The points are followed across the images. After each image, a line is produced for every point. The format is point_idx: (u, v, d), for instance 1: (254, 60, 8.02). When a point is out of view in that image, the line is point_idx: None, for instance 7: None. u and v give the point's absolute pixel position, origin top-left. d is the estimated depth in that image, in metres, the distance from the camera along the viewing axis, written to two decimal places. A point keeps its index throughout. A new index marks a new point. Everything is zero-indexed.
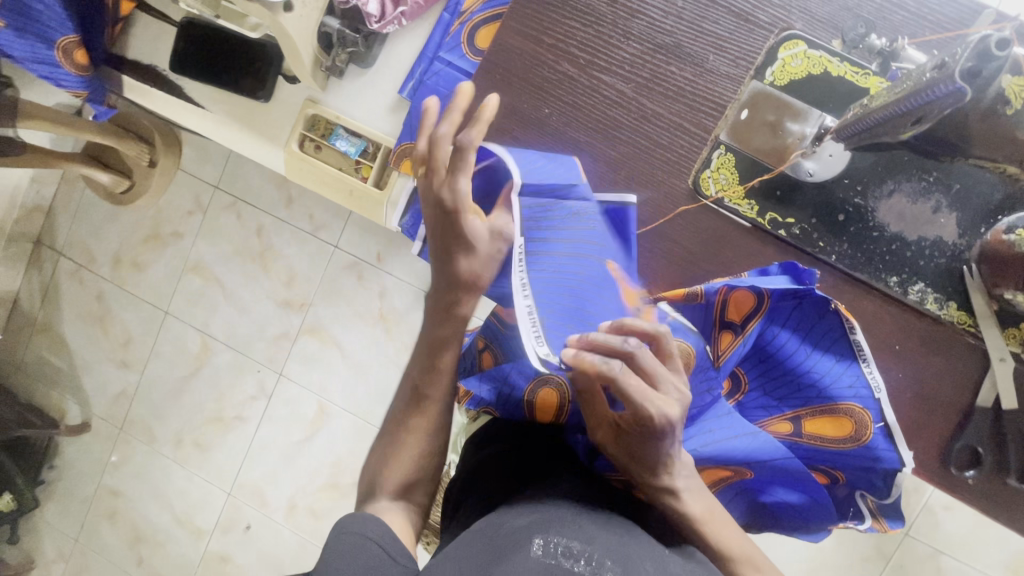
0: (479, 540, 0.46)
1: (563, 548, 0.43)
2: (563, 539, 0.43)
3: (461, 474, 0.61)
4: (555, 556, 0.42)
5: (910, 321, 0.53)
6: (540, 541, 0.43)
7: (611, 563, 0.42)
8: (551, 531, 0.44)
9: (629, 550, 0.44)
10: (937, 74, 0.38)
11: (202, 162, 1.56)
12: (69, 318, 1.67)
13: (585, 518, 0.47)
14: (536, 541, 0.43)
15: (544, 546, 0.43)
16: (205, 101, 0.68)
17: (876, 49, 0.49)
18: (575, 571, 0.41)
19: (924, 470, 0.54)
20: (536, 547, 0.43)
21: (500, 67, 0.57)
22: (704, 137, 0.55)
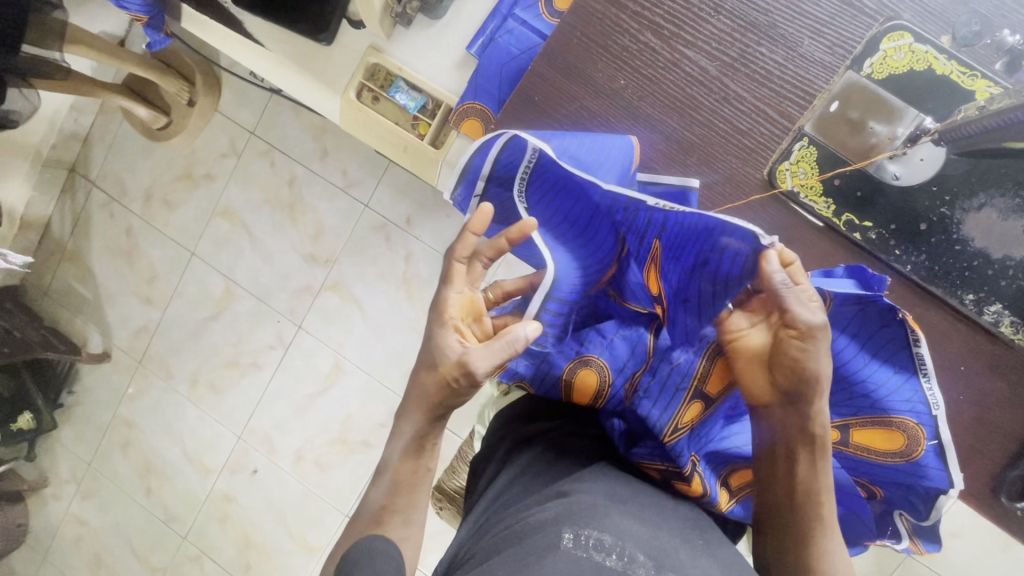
0: (508, 539, 0.44)
1: (594, 541, 0.41)
2: (593, 531, 0.42)
3: (493, 454, 0.61)
4: (585, 549, 0.41)
5: (979, 343, 0.51)
6: (569, 534, 0.42)
7: (643, 557, 0.41)
8: (581, 523, 0.42)
9: (660, 543, 0.43)
10: None
11: (239, 106, 1.54)
12: (97, 248, 1.69)
13: (614, 504, 0.45)
14: (565, 535, 0.42)
15: (576, 538, 0.41)
16: (264, 39, 0.66)
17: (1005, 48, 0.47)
18: (607, 565, 0.40)
19: (973, 497, 0.52)
20: (565, 539, 0.41)
21: (578, 31, 0.54)
22: (786, 127, 0.52)
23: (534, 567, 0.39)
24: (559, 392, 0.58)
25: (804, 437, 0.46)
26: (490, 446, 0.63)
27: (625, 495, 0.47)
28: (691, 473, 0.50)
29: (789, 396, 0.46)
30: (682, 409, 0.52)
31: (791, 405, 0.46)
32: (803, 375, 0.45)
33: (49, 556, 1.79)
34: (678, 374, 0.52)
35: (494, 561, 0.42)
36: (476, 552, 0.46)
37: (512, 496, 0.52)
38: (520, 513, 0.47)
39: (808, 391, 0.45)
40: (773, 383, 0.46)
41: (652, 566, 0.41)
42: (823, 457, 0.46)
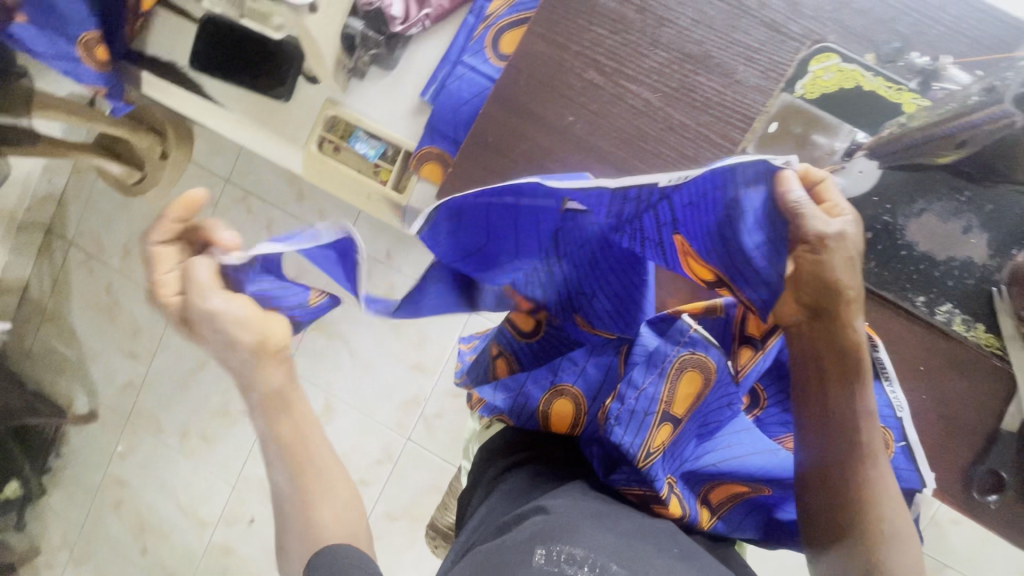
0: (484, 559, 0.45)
1: (566, 555, 0.42)
2: (565, 546, 0.43)
3: (479, 483, 0.61)
4: (557, 564, 0.41)
5: (936, 342, 0.52)
6: (542, 550, 0.42)
7: (617, 567, 0.42)
8: (554, 540, 0.43)
9: (634, 554, 0.44)
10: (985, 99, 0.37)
11: (213, 156, 1.56)
12: (78, 307, 1.68)
13: (590, 520, 0.46)
14: (538, 551, 0.42)
15: (549, 553, 0.42)
16: (224, 99, 0.68)
17: (917, 67, 0.50)
18: None
19: (947, 493, 0.53)
20: (537, 555, 0.42)
21: (525, 72, 0.56)
22: (730, 149, 0.54)
23: None
24: (536, 422, 0.60)
25: (830, 354, 0.45)
26: (475, 478, 0.63)
27: (601, 511, 0.48)
28: (667, 496, 0.51)
29: (816, 311, 0.44)
30: (654, 433, 0.52)
31: (818, 321, 0.44)
32: (827, 287, 0.43)
33: None
34: (645, 400, 0.53)
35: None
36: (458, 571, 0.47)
37: (492, 515, 0.52)
38: (500, 531, 0.48)
39: (830, 307, 0.43)
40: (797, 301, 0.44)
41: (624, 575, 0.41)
42: (857, 375, 0.45)
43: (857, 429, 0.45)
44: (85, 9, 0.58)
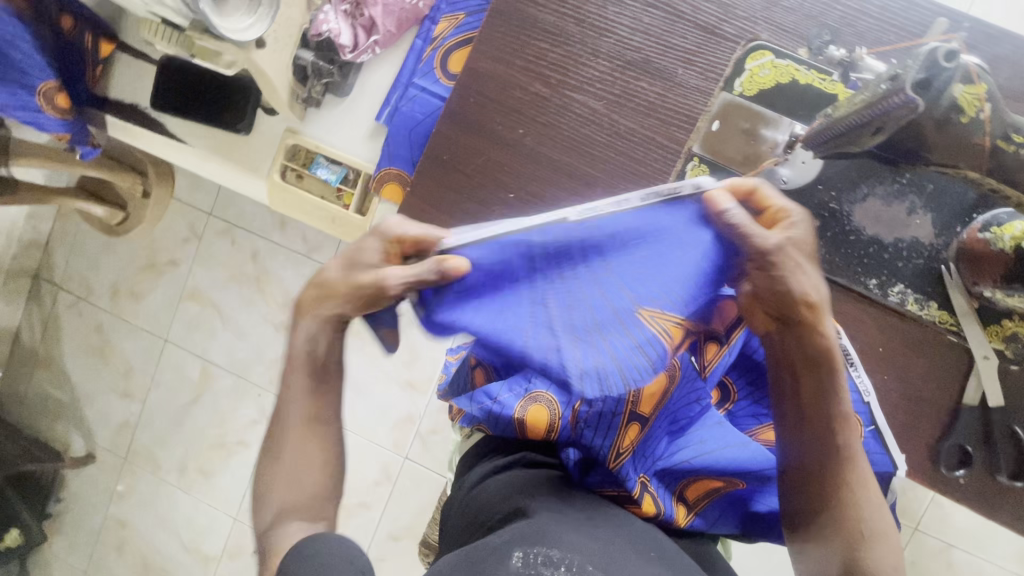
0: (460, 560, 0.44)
1: (543, 557, 0.42)
2: (543, 548, 0.42)
3: (458, 493, 0.61)
4: (534, 567, 0.41)
5: (893, 323, 0.53)
6: (519, 552, 0.42)
7: (592, 568, 0.42)
8: (531, 542, 0.43)
9: (610, 556, 0.43)
10: (891, 85, 0.38)
11: (195, 191, 1.58)
12: (70, 350, 1.68)
13: (568, 525, 0.46)
14: (516, 553, 0.42)
15: (527, 556, 0.42)
16: (186, 136, 0.69)
17: (837, 59, 0.50)
18: None
19: (917, 472, 0.54)
20: (515, 558, 0.41)
21: (473, 90, 0.58)
22: (677, 150, 0.56)
23: None
24: (513, 432, 0.59)
25: (806, 363, 0.44)
26: (456, 488, 0.64)
27: (579, 517, 0.48)
28: (639, 495, 0.51)
29: (784, 322, 0.43)
30: (621, 433, 0.53)
31: (788, 331, 0.44)
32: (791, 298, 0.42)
33: None
34: (611, 402, 0.53)
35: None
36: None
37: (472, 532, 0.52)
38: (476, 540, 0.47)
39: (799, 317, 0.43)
40: (764, 314, 0.44)
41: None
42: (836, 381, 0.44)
43: (835, 433, 0.45)
44: (40, 59, 0.60)
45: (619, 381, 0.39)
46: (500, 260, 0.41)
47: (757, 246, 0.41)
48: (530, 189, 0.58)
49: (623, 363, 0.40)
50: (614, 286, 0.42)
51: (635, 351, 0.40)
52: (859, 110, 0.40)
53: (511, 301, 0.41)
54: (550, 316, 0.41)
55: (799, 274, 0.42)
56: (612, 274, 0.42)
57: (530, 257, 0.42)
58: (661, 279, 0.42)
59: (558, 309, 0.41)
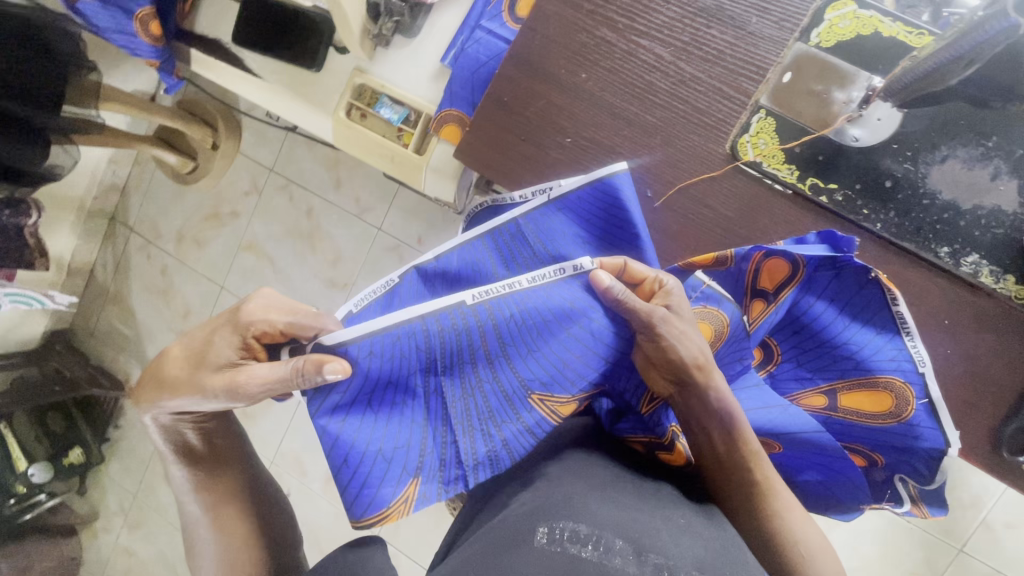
0: (487, 536, 0.42)
1: (569, 533, 0.39)
2: (569, 522, 0.39)
3: None
4: (560, 543, 0.38)
5: (963, 295, 0.51)
6: (544, 529, 0.39)
7: (623, 543, 0.38)
8: (556, 515, 0.40)
9: (644, 525, 0.40)
10: (987, 13, 0.36)
11: (259, 146, 1.65)
12: (136, 290, 1.81)
13: (593, 493, 0.42)
14: (540, 529, 0.39)
15: (550, 535, 0.39)
16: (261, 71, 0.73)
17: None
18: (583, 557, 0.38)
19: (972, 453, 0.51)
20: (539, 535, 0.39)
21: (538, 33, 0.58)
22: (743, 102, 0.54)
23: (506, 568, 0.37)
24: None
25: (705, 411, 0.46)
26: None
27: (604, 480, 0.44)
28: (672, 440, 0.50)
29: (679, 382, 0.46)
30: None
31: (684, 388, 0.46)
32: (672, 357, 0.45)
33: None
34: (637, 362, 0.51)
35: (466, 557, 0.40)
36: (461, 545, 0.45)
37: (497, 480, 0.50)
38: (497, 514, 0.45)
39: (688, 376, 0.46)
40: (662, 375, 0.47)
41: (630, 552, 0.38)
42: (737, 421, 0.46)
43: (747, 470, 0.46)
44: None
45: (508, 459, 0.49)
46: (390, 356, 0.45)
47: (643, 317, 0.46)
48: (586, 135, 0.58)
49: (510, 446, 0.49)
50: (507, 371, 0.48)
51: (522, 433, 0.49)
52: (951, 43, 0.39)
53: (408, 396, 0.48)
54: (448, 408, 0.48)
55: (684, 339, 0.46)
56: (506, 361, 0.48)
57: (419, 354, 0.46)
58: (546, 364, 0.48)
59: (450, 400, 0.48)
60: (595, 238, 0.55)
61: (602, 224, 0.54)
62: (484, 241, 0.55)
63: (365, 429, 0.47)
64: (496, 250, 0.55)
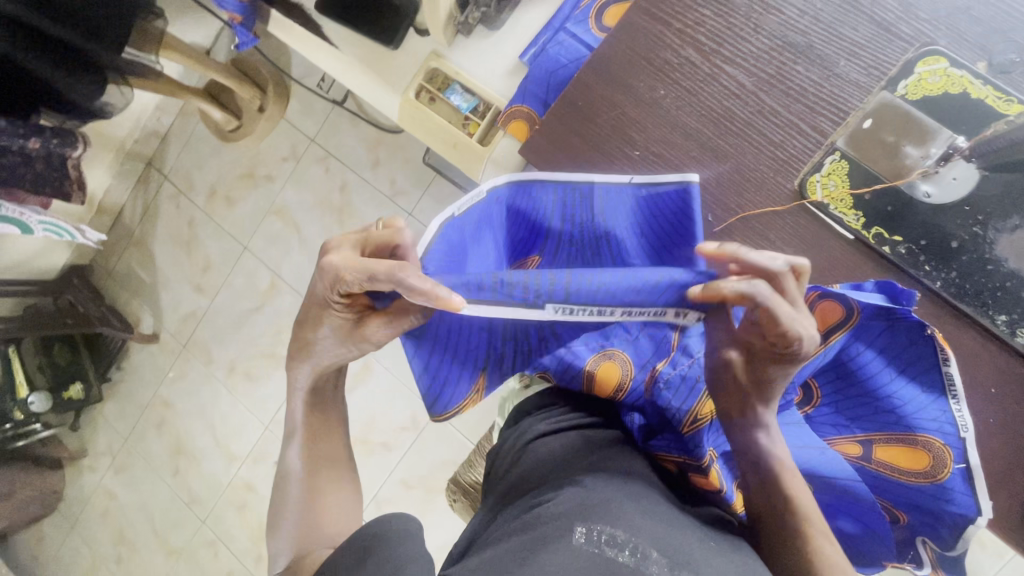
0: (519, 532, 0.42)
1: (606, 536, 0.39)
2: (607, 527, 0.39)
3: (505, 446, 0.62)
4: (598, 545, 0.38)
5: (1012, 366, 0.50)
6: (582, 529, 0.39)
7: (658, 555, 0.38)
8: (594, 517, 0.40)
9: (676, 541, 0.40)
10: None
11: (304, 115, 1.66)
12: (160, 237, 1.83)
13: (629, 502, 0.42)
14: (578, 528, 0.39)
15: (590, 534, 0.39)
16: (339, 42, 0.74)
17: None
18: (620, 561, 0.37)
19: (999, 525, 0.51)
20: (578, 534, 0.39)
21: (623, 43, 0.58)
22: (819, 141, 0.54)
23: (544, 562, 0.37)
24: (578, 384, 0.56)
25: None
26: (502, 440, 0.64)
27: (638, 491, 0.44)
28: (709, 465, 0.50)
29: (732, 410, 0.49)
30: (704, 400, 0.52)
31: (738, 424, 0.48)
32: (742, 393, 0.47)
33: (76, 526, 1.87)
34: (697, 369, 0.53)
35: (496, 552, 0.40)
36: (488, 540, 0.44)
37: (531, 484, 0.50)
38: (525, 513, 0.44)
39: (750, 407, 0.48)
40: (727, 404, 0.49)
41: (665, 564, 0.38)
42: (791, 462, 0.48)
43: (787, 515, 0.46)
44: None
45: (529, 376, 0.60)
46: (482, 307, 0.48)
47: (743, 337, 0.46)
48: (656, 151, 0.58)
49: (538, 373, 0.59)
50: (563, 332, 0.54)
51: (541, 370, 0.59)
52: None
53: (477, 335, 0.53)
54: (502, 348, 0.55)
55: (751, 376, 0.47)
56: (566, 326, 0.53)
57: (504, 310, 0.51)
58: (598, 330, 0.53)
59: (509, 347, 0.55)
60: (650, 233, 0.56)
61: (665, 226, 0.55)
62: (557, 199, 0.55)
63: (442, 347, 0.54)
64: (571, 205, 0.55)
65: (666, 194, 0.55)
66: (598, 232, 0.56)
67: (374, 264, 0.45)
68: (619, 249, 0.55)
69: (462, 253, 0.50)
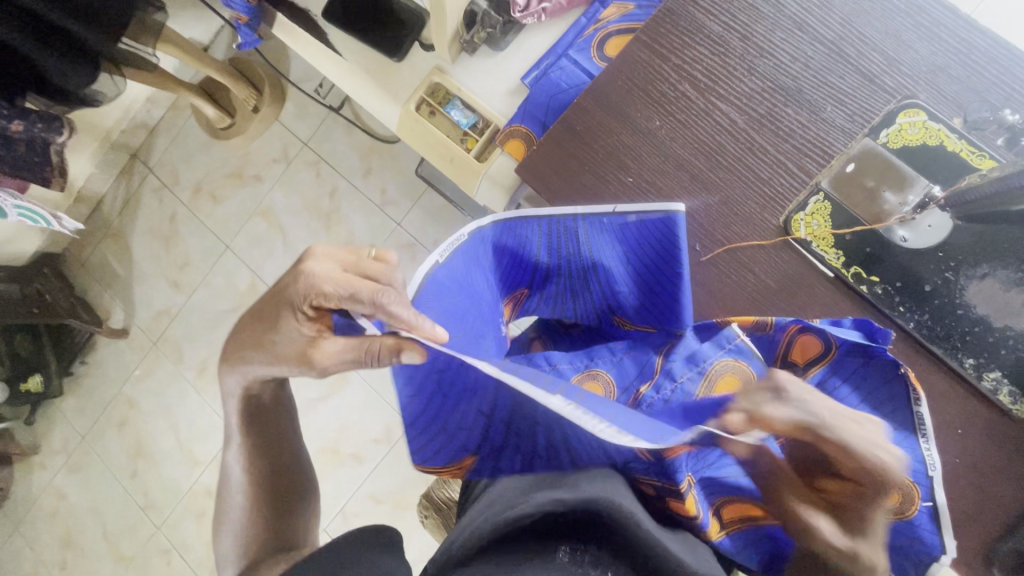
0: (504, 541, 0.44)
1: (589, 557, 0.42)
2: (590, 549, 0.43)
3: None
4: (580, 565, 0.41)
5: (977, 408, 0.52)
6: (567, 547, 0.42)
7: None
8: (578, 537, 0.43)
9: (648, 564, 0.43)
10: None
11: (298, 119, 1.66)
12: (140, 231, 1.79)
13: None
14: (563, 549, 0.42)
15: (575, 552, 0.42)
16: (343, 50, 0.74)
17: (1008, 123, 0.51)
18: None
19: (962, 566, 0.51)
20: (563, 553, 0.42)
21: (623, 73, 0.60)
22: (804, 181, 0.56)
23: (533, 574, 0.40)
24: None
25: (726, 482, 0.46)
26: None
27: None
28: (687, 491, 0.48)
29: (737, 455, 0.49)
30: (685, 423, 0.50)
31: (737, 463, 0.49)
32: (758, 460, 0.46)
33: (20, 527, 1.78)
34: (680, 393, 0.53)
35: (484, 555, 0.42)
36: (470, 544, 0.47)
37: None
38: None
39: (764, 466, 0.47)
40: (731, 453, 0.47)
41: None
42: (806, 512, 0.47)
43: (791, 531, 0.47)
44: None
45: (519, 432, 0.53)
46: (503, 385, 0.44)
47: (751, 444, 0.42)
48: (649, 179, 0.60)
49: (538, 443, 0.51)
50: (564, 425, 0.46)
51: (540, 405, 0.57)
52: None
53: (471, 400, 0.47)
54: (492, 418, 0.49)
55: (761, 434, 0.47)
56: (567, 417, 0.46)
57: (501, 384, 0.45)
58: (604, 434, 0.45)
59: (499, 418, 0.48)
60: (638, 261, 0.56)
61: (651, 255, 0.54)
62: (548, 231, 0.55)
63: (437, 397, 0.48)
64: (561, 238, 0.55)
65: (653, 222, 0.53)
66: (587, 261, 0.57)
67: (355, 285, 0.47)
68: (606, 276, 0.58)
69: (454, 295, 0.48)
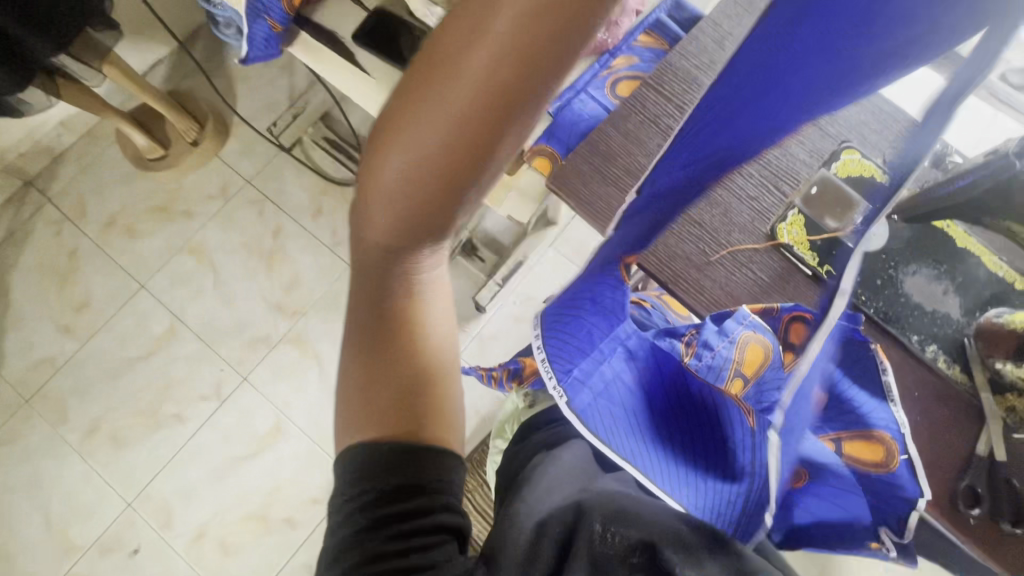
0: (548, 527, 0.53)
1: (619, 537, 0.52)
2: (619, 529, 0.52)
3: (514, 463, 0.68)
4: (610, 545, 0.51)
5: (927, 376, 0.66)
6: (599, 528, 0.52)
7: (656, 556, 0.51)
8: (614, 522, 0.53)
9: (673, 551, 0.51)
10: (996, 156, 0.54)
11: (242, 156, 1.59)
12: (25, 266, 1.52)
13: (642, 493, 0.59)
14: (597, 528, 0.52)
15: (628, 560, 0.51)
16: (372, 70, 0.81)
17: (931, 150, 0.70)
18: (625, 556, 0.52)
19: (937, 507, 0.63)
20: (597, 532, 0.52)
21: (637, 109, 0.73)
22: (782, 199, 0.71)
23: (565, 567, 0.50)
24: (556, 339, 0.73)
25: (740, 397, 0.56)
26: (512, 462, 0.69)
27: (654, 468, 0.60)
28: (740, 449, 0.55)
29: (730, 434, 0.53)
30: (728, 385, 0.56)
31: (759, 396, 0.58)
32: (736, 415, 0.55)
33: None
34: (719, 359, 0.56)
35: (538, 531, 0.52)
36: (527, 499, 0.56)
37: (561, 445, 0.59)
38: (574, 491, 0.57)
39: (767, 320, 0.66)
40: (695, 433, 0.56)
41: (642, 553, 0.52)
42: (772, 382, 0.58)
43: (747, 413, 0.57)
44: None
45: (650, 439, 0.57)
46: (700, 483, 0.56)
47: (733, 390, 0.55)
48: None
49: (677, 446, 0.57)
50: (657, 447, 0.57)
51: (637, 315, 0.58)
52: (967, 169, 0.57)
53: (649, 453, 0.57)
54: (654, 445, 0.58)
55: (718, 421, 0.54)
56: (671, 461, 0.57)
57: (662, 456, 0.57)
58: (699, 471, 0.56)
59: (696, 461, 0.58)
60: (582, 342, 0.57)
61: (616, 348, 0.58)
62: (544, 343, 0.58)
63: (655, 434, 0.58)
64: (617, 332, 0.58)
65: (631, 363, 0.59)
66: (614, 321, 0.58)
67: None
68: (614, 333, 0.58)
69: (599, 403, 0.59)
